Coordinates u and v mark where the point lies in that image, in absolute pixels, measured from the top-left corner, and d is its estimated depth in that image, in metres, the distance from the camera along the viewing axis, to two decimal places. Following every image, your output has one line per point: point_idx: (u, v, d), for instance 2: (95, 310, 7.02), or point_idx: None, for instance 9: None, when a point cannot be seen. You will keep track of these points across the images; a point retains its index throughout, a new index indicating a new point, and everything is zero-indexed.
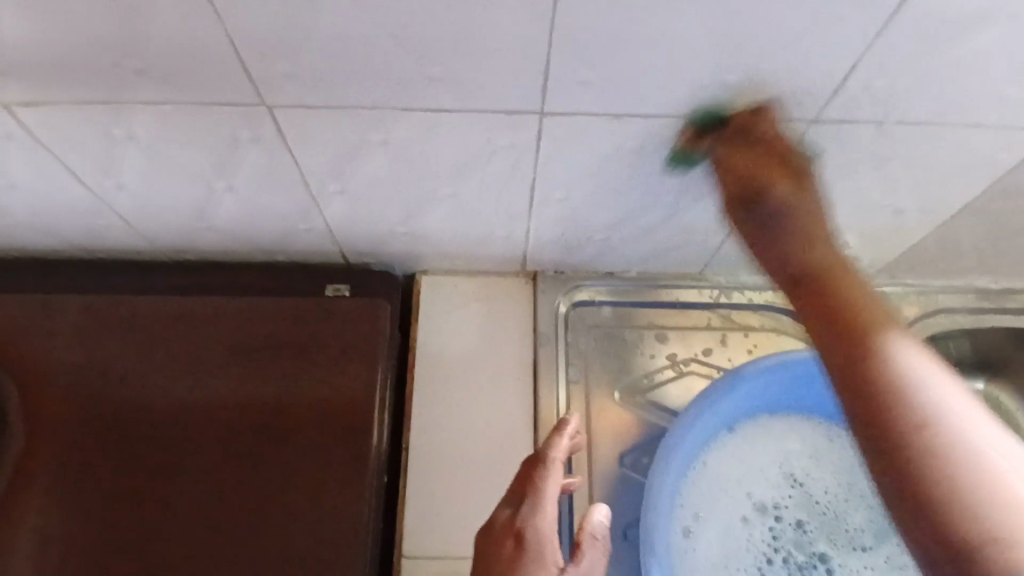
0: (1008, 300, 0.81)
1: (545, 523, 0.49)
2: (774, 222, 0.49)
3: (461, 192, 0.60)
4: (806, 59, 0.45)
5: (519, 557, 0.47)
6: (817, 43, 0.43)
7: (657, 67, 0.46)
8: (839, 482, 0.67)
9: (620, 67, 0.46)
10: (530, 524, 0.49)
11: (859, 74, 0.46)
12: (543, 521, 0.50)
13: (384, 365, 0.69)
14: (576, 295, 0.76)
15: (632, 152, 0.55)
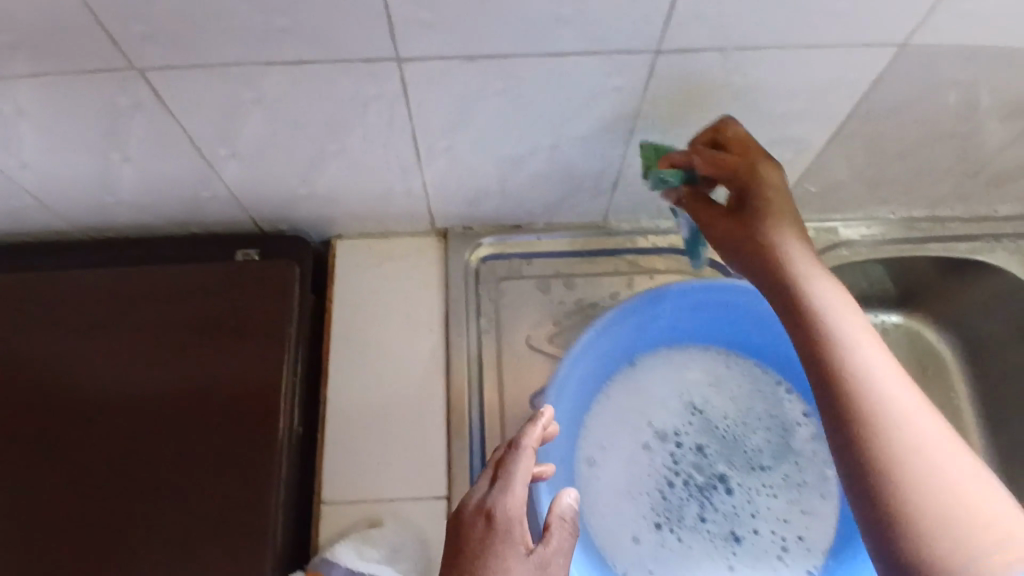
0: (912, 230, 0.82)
1: (512, 508, 0.48)
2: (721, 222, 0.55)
3: (348, 146, 0.63)
4: None
5: (491, 543, 0.47)
6: None
7: (494, 5, 0.48)
8: (737, 407, 0.70)
9: (457, 8, 0.48)
10: (499, 508, 0.48)
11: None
12: (513, 504, 0.49)
13: (294, 324, 0.71)
14: (484, 251, 0.78)
15: (499, 95, 0.57)
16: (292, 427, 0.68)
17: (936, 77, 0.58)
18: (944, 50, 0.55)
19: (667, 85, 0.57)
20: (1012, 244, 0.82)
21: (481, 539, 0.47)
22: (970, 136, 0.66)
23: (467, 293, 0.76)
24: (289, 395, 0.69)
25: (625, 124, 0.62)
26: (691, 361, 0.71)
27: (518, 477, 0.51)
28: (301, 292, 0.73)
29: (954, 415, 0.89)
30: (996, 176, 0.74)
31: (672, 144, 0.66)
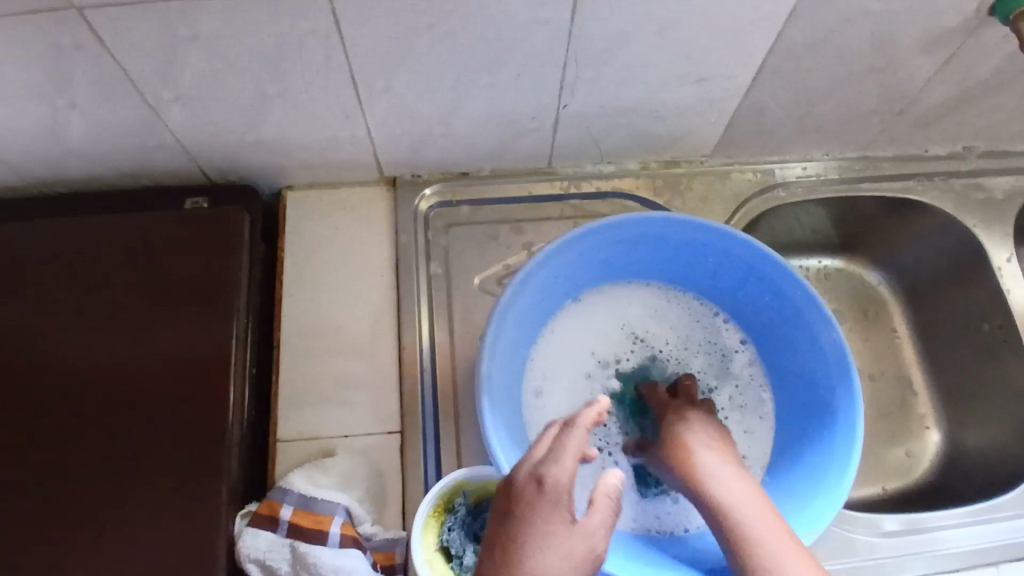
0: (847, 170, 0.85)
1: (564, 476, 0.50)
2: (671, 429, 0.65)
3: (289, 87, 0.65)
4: None
5: (540, 508, 0.48)
6: None
7: None
8: (676, 335, 0.74)
9: None
10: (552, 476, 0.50)
11: None
12: (565, 474, 0.50)
13: (245, 265, 0.72)
14: (433, 198, 0.80)
15: (429, 30, 0.59)
16: (244, 366, 0.69)
17: (849, 8, 0.61)
18: None
19: (593, 18, 0.59)
20: (944, 182, 0.86)
21: (533, 500, 0.49)
22: (889, 71, 0.70)
23: (416, 238, 0.78)
24: (241, 335, 0.69)
25: (557, 61, 0.64)
26: (633, 294, 0.74)
27: (570, 449, 0.52)
28: (249, 236, 0.73)
29: (894, 352, 0.92)
30: (921, 113, 0.77)
31: (605, 83, 0.68)
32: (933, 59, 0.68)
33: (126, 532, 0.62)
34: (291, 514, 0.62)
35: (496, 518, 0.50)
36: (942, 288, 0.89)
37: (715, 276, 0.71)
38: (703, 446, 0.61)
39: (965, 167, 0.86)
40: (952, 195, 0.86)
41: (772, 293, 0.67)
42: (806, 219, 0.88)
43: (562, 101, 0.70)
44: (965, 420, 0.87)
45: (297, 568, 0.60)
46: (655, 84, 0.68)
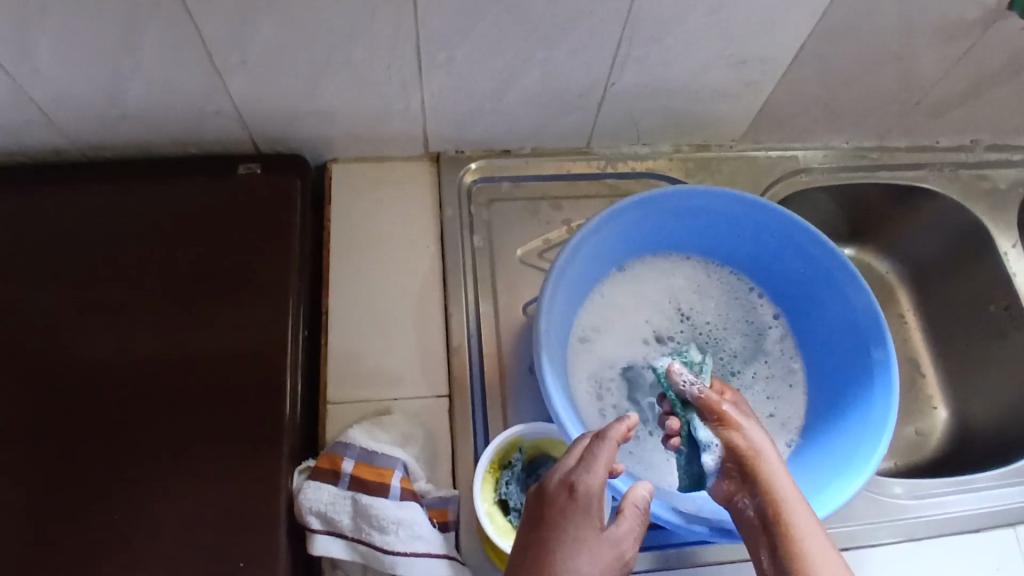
0: (863, 159, 0.90)
1: (593, 487, 0.50)
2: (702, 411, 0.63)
3: (353, 55, 0.67)
4: None
5: (568, 516, 0.49)
6: None
7: None
8: (718, 311, 0.77)
9: None
10: (580, 484, 0.50)
11: None
12: (594, 484, 0.51)
13: (299, 231, 0.73)
14: (475, 173, 0.83)
15: (498, 1, 0.62)
16: (299, 324, 0.70)
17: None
18: None
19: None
20: (952, 172, 0.92)
21: (562, 510, 0.50)
22: (913, 60, 0.75)
23: (461, 210, 0.81)
24: (296, 295, 0.70)
25: (613, 38, 0.67)
26: (677, 268, 0.77)
27: (599, 460, 0.52)
28: (302, 201, 0.75)
29: (902, 335, 0.97)
30: (936, 104, 0.83)
31: (654, 64, 0.71)
32: (954, 50, 0.74)
33: (182, 485, 0.62)
34: (353, 468, 0.62)
35: (529, 522, 0.51)
36: (948, 272, 0.94)
37: (756, 250, 0.74)
38: (740, 417, 0.61)
39: (971, 158, 0.92)
40: (959, 184, 0.91)
41: (809, 265, 0.71)
42: (824, 206, 0.93)
43: (610, 79, 0.73)
44: (970, 397, 0.92)
45: (359, 521, 0.60)
46: (699, 65, 0.72)
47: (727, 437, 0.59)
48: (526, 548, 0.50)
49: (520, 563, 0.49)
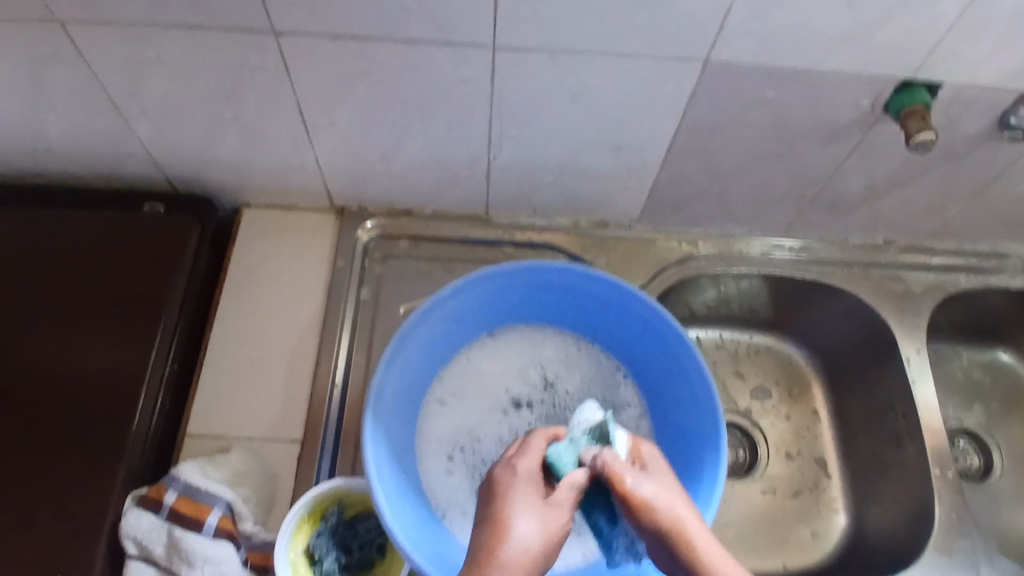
0: (773, 251, 0.90)
1: (532, 464, 0.55)
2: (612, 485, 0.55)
3: (243, 112, 0.72)
4: None
5: (508, 487, 0.52)
6: None
7: None
8: (582, 387, 0.78)
9: None
10: (512, 465, 0.55)
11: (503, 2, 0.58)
12: (526, 462, 0.55)
13: (183, 272, 0.79)
14: (374, 230, 0.87)
15: (365, 75, 0.67)
16: (164, 358, 0.75)
17: (745, 96, 0.67)
18: (744, 71, 0.64)
19: (511, 80, 0.67)
20: (863, 270, 0.90)
21: (510, 483, 0.52)
22: (793, 159, 0.75)
23: (352, 264, 0.84)
24: (167, 331, 0.76)
25: (483, 114, 0.71)
26: (548, 336, 0.78)
27: (534, 449, 0.57)
28: (196, 242, 0.81)
29: (812, 432, 0.95)
30: (833, 202, 0.83)
31: (530, 142, 0.75)
32: (835, 150, 0.74)
33: (22, 495, 0.67)
34: (174, 500, 0.65)
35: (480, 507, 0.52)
36: (857, 370, 0.93)
37: (622, 329, 0.75)
38: (644, 484, 0.52)
39: (883, 259, 0.91)
40: (870, 282, 0.90)
41: (666, 351, 0.72)
42: (732, 293, 0.93)
43: (491, 153, 0.76)
44: (868, 504, 0.88)
45: (171, 552, 0.64)
46: (575, 147, 0.75)
47: (636, 509, 0.52)
48: (488, 523, 0.49)
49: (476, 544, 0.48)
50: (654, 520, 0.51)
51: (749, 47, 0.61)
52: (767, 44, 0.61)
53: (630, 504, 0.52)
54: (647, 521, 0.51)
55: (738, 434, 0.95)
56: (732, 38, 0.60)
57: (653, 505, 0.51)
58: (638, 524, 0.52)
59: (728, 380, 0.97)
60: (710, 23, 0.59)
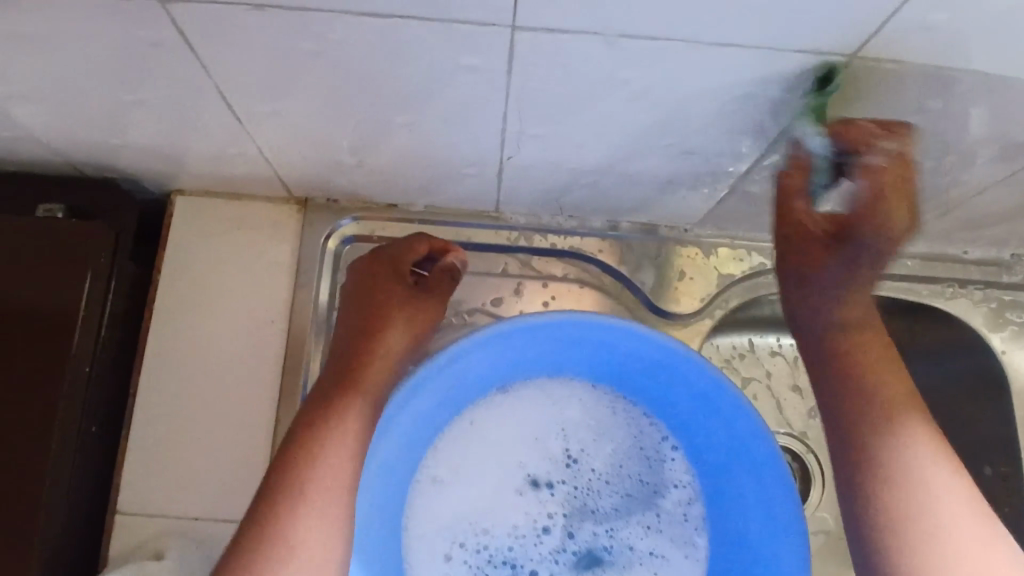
0: None
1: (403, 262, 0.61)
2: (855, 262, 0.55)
3: (146, 97, 0.49)
4: None
5: (384, 286, 0.61)
6: None
7: None
8: (616, 460, 0.64)
9: None
10: (394, 256, 0.62)
11: None
12: (405, 259, 0.62)
13: (97, 301, 0.60)
14: (346, 230, 0.66)
15: (315, 57, 0.43)
16: (77, 429, 0.58)
17: (889, 99, 0.45)
18: (908, 70, 0.42)
19: (542, 70, 0.44)
20: (979, 292, 0.71)
21: (380, 280, 0.61)
22: (929, 172, 0.54)
23: (319, 283, 0.65)
24: (81, 385, 0.58)
25: (496, 110, 0.48)
26: (575, 397, 0.64)
27: (411, 251, 0.62)
28: (107, 264, 0.61)
29: None
30: (964, 218, 0.62)
31: (561, 142, 0.52)
32: (1000, 167, 0.53)
33: None
34: None
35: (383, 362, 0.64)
36: None
37: (672, 399, 0.61)
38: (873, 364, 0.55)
39: (1009, 278, 0.70)
40: (986, 309, 0.71)
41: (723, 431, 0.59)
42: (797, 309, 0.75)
43: (505, 152, 0.54)
44: None
45: None
46: (625, 149, 0.53)
47: (866, 381, 0.54)
48: (320, 408, 0.54)
49: (315, 421, 0.54)
50: (840, 353, 0.56)
51: (922, 40, 0.39)
52: (955, 36, 0.39)
53: (822, 301, 0.56)
54: (878, 410, 0.54)
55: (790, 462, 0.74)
56: (906, 27, 0.38)
57: (846, 245, 0.54)
58: (815, 355, 0.58)
59: (784, 396, 0.74)
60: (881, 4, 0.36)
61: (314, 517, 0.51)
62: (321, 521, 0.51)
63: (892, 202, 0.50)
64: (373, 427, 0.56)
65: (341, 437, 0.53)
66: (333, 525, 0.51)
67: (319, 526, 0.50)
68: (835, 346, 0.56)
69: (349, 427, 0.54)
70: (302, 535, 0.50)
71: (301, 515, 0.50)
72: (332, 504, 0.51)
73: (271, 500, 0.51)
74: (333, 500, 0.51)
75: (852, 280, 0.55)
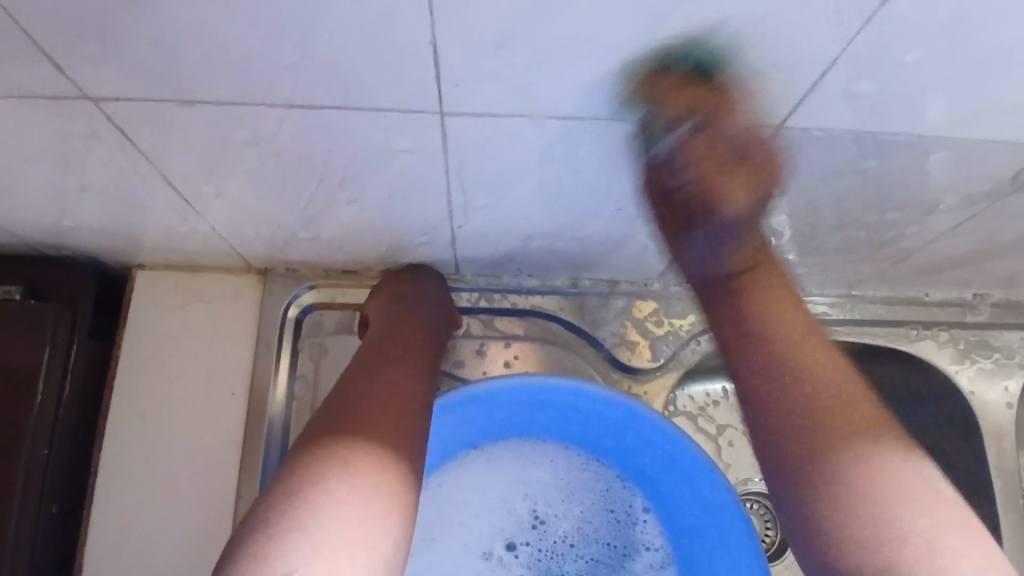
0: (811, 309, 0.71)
1: (430, 291, 0.61)
2: (715, 235, 0.49)
3: (89, 182, 0.50)
4: (361, 46, 0.35)
5: (410, 299, 0.60)
6: (355, 21, 0.33)
7: (179, 46, 0.35)
8: (581, 524, 0.64)
9: (126, 45, 0.35)
10: (419, 281, 0.62)
11: (447, 57, 0.35)
12: (428, 287, 0.62)
13: (53, 380, 0.60)
14: (304, 298, 0.67)
15: (250, 145, 0.44)
16: (32, 509, 0.57)
17: (828, 163, 0.47)
18: (840, 134, 0.43)
19: (473, 149, 0.44)
20: (944, 333, 0.72)
21: (406, 292, 0.60)
22: (878, 220, 0.56)
23: (279, 353, 0.65)
24: (36, 464, 0.58)
25: (437, 185, 0.49)
26: (544, 460, 0.64)
27: (431, 287, 0.62)
28: (63, 344, 0.61)
29: None
30: (921, 263, 0.65)
31: (508, 209, 0.53)
32: (951, 216, 0.55)
33: None
34: None
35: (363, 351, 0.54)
36: None
37: (636, 460, 0.61)
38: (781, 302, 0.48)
39: (971, 318, 0.73)
40: (951, 349, 0.72)
41: (686, 493, 0.58)
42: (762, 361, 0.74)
43: (454, 222, 0.55)
44: None
45: None
46: (573, 212, 0.53)
47: (842, 403, 0.43)
48: (346, 399, 0.48)
49: (328, 426, 0.46)
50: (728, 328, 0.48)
51: (848, 107, 0.41)
52: (876, 106, 0.40)
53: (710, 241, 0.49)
54: (847, 439, 0.42)
55: (768, 508, 0.72)
56: (827, 99, 0.40)
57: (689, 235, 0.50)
58: (727, 359, 0.48)
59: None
60: (802, 77, 0.38)
61: (342, 492, 0.42)
62: (326, 534, 0.40)
63: (735, 175, 0.46)
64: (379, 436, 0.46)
65: (353, 437, 0.45)
66: (357, 525, 0.41)
67: (331, 545, 0.39)
68: (778, 363, 0.45)
69: (356, 449, 0.44)
70: (324, 503, 0.41)
71: (316, 497, 0.41)
72: (336, 513, 0.41)
73: (292, 466, 0.44)
74: (339, 525, 0.40)
75: (740, 234, 0.49)
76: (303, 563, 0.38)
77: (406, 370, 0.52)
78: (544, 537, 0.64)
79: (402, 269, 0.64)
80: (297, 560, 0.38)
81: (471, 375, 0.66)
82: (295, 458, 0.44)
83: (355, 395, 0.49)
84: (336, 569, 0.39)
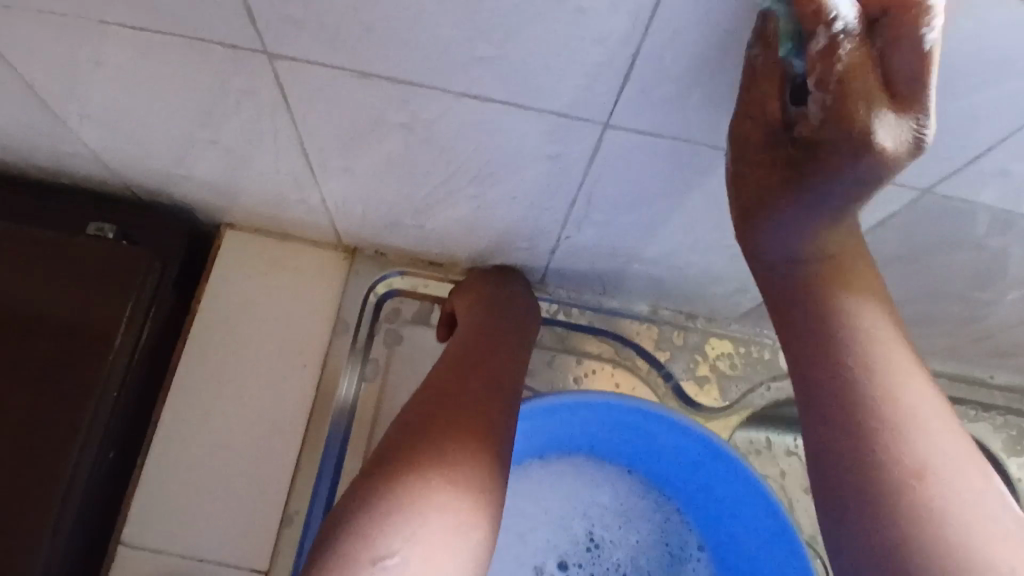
0: None
1: (518, 293, 0.61)
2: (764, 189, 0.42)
3: (223, 137, 0.51)
4: (560, 48, 0.36)
5: (498, 299, 0.60)
6: (567, 24, 0.34)
7: (382, 22, 0.36)
8: (636, 554, 0.63)
9: (330, 14, 0.36)
10: (506, 282, 0.62)
11: (640, 71, 0.36)
12: (515, 289, 0.62)
13: (135, 324, 0.60)
14: (388, 283, 0.68)
15: (401, 127, 0.45)
16: (94, 451, 0.57)
17: (952, 233, 0.48)
18: (977, 207, 0.45)
19: (617, 165, 0.45)
20: (999, 418, 0.73)
21: (494, 292, 0.60)
22: (974, 296, 0.57)
23: (356, 333, 0.65)
24: (105, 405, 0.58)
25: (565, 194, 0.50)
26: (606, 482, 0.64)
27: (517, 288, 0.62)
28: (150, 290, 0.61)
29: None
30: (996, 345, 0.66)
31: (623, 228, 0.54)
32: None
33: None
34: None
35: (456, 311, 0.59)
36: None
37: (702, 496, 0.61)
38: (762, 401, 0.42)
39: None
40: (1005, 434, 0.73)
41: (754, 539, 0.58)
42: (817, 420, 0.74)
43: (564, 232, 0.56)
44: None
45: None
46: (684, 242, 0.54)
47: None
48: (437, 394, 0.49)
49: (424, 416, 0.47)
50: None
51: (993, 182, 0.42)
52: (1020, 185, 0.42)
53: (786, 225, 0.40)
54: None
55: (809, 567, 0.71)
56: (981, 172, 0.41)
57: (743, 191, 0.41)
58: None
59: None
60: (964, 146, 0.39)
61: (438, 481, 0.42)
62: (423, 523, 0.40)
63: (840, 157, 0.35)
64: (474, 430, 0.46)
65: (449, 428, 0.46)
66: (453, 516, 0.41)
67: (427, 535, 0.40)
68: None
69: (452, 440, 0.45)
70: (421, 492, 0.41)
71: (414, 484, 0.42)
72: (433, 502, 0.41)
73: (387, 454, 0.45)
74: (434, 514, 0.41)
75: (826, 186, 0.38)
76: (400, 548, 0.39)
77: (498, 369, 0.52)
78: (598, 561, 0.62)
79: (490, 268, 0.64)
80: (394, 545, 0.39)
81: (539, 386, 0.66)
82: (390, 446, 0.45)
83: (449, 389, 0.49)
84: (431, 559, 0.39)
